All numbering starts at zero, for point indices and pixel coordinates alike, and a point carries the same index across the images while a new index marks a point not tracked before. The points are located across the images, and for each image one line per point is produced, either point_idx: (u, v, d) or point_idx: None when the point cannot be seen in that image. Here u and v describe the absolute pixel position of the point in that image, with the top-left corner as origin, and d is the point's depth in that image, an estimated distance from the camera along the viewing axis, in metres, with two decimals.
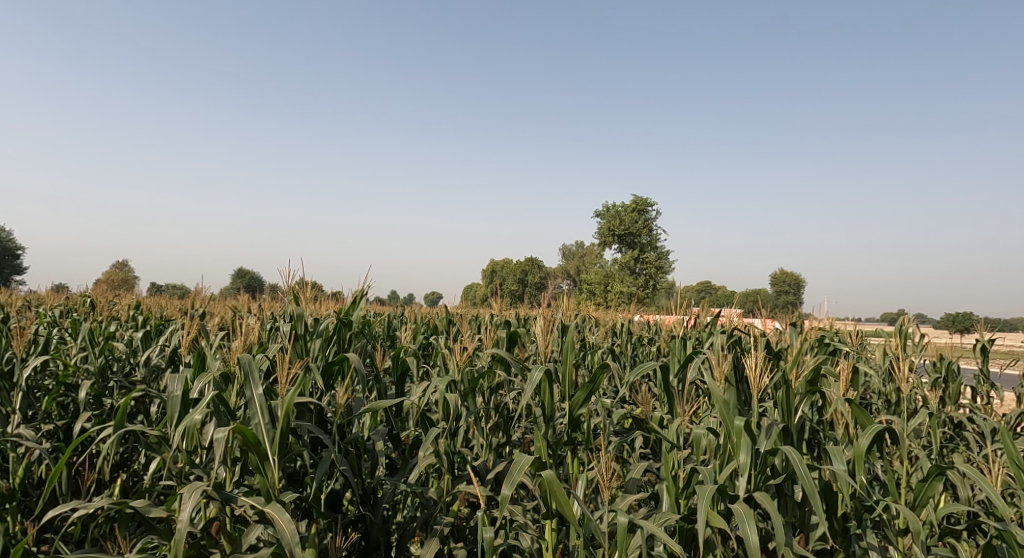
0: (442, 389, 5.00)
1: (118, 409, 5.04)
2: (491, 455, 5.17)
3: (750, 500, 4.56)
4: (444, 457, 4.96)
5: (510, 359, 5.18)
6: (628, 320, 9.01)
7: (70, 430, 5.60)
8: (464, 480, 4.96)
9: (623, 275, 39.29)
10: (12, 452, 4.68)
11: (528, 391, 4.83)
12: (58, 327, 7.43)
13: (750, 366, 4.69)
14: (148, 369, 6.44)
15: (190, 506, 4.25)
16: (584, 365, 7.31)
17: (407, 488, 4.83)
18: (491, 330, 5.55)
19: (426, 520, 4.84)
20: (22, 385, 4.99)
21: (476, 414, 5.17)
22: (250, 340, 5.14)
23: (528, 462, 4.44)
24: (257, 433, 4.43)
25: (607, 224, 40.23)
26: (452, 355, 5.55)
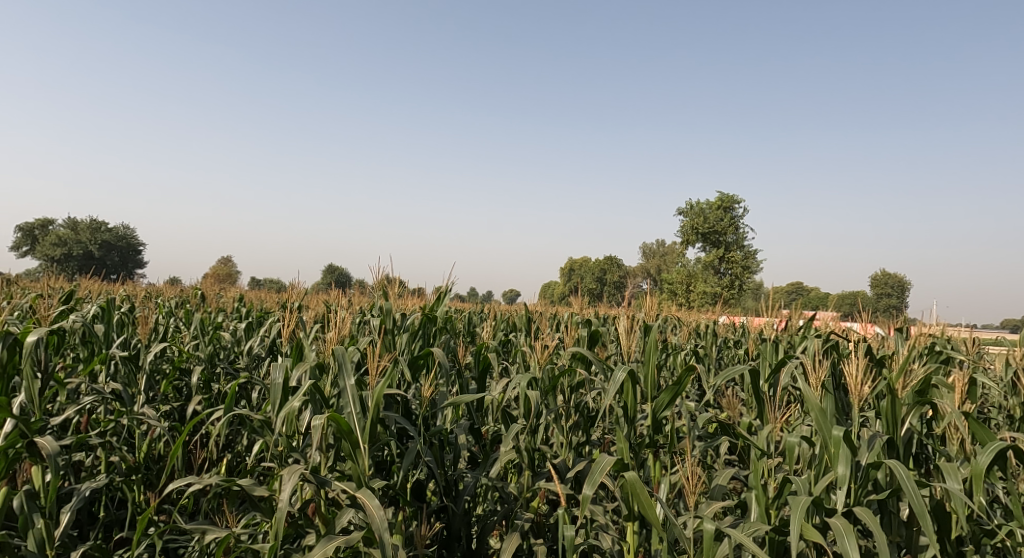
0: (523, 386, 5.10)
1: (229, 394, 5.43)
2: (571, 453, 5.23)
3: (851, 515, 4.48)
4: (524, 453, 5.05)
5: (592, 358, 5.19)
6: (713, 321, 8.90)
7: (185, 412, 6.09)
8: (544, 477, 5.04)
9: (707, 274, 38.50)
10: (137, 429, 5.14)
11: (610, 391, 4.88)
12: (174, 317, 8.07)
13: (850, 373, 4.58)
14: (251, 358, 6.90)
15: (290, 488, 4.52)
16: (667, 366, 7.28)
17: (488, 483, 4.93)
18: (573, 330, 5.59)
19: (506, 514, 4.95)
20: (146, 368, 5.48)
21: (556, 413, 5.25)
22: (342, 333, 5.39)
23: (610, 463, 4.48)
24: (350, 422, 4.64)
25: (691, 223, 39.54)
26: (534, 353, 5.63)
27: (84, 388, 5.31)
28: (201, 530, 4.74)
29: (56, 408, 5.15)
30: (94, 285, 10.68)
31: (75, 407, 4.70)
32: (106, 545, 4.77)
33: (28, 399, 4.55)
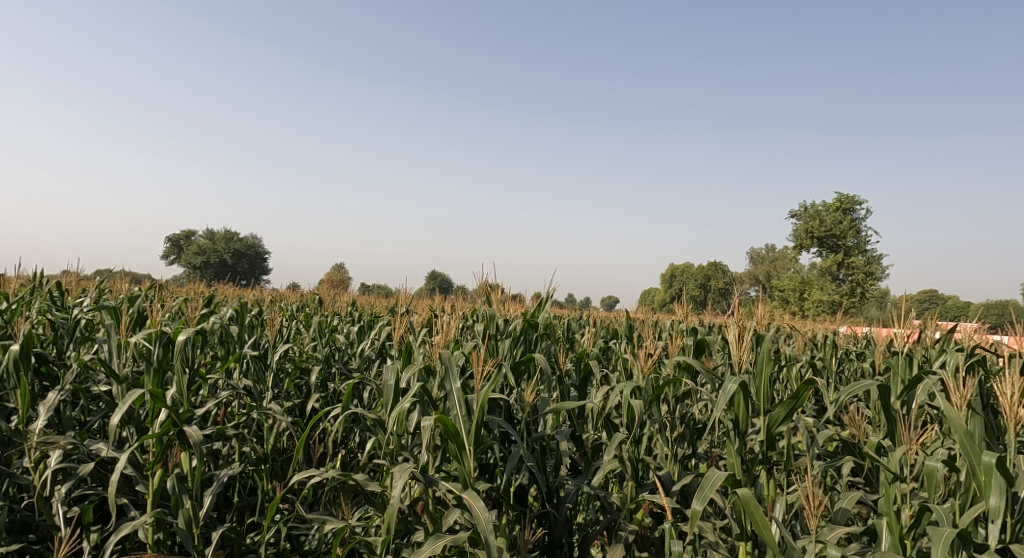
0: (627, 395, 5.03)
1: (346, 392, 5.81)
2: (676, 466, 5.17)
3: (1004, 551, 4.24)
4: (627, 463, 4.99)
5: (699, 368, 5.07)
6: (831, 331, 8.55)
7: (305, 408, 6.61)
8: (649, 489, 4.97)
9: (825, 281, 36.84)
10: (265, 423, 5.61)
11: (720, 403, 4.77)
12: (296, 319, 8.68)
13: (1003, 394, 4.32)
14: (363, 359, 7.29)
15: (400, 485, 4.75)
16: (781, 379, 7.07)
17: (590, 491, 4.90)
18: (678, 339, 5.53)
19: (609, 525, 4.91)
20: (273, 366, 6.01)
21: (660, 423, 5.17)
22: (447, 337, 5.57)
23: (720, 478, 4.45)
24: (456, 424, 4.78)
25: (806, 226, 38.06)
26: (638, 362, 5.57)
27: (221, 384, 5.83)
28: (321, 520, 5.07)
29: (197, 401, 5.68)
30: (227, 290, 11.58)
31: (214, 401, 5.18)
32: (239, 528, 5.23)
33: (176, 391, 5.07)
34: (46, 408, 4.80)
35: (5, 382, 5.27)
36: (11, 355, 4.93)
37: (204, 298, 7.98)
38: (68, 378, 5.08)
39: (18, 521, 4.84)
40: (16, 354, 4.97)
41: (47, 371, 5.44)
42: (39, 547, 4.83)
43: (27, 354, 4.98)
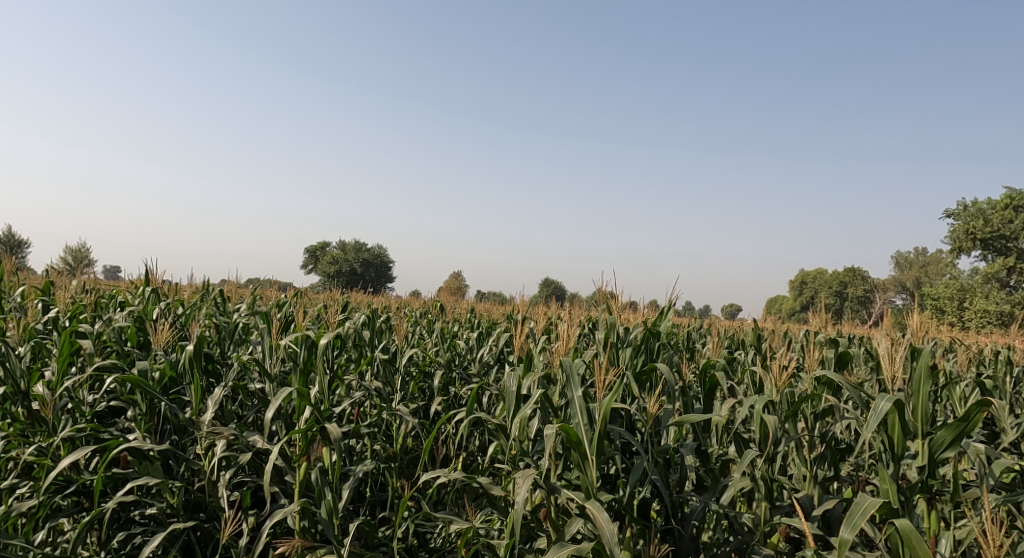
0: (759, 408, 4.73)
1: (470, 397, 6.13)
2: (816, 488, 4.83)
3: None
4: (761, 482, 4.71)
5: (842, 383, 4.74)
6: (997, 347, 7.85)
7: (428, 409, 7.07)
8: (786, 511, 4.70)
9: (986, 288, 34.12)
10: (393, 424, 6.10)
11: (871, 423, 4.44)
12: (419, 326, 9.12)
13: None
14: (481, 365, 7.56)
15: (523, 491, 4.84)
16: (941, 398, 6.56)
17: (719, 509, 4.68)
18: (815, 351, 5.19)
19: (741, 546, 4.66)
20: (400, 369, 6.56)
21: (798, 441, 4.87)
22: (568, 346, 5.58)
23: (872, 505, 4.16)
24: (578, 432, 4.79)
25: (967, 227, 35.72)
26: (772, 376, 5.28)
27: (356, 384, 6.31)
28: (447, 519, 5.25)
29: (334, 400, 6.16)
30: (362, 297, 12.25)
31: (349, 401, 5.74)
32: (373, 521, 5.59)
33: (318, 390, 5.65)
34: (214, 403, 5.34)
35: (181, 378, 5.97)
36: (187, 353, 5.63)
37: (340, 305, 8.56)
38: (231, 376, 5.67)
39: (191, 501, 5.43)
40: (190, 352, 5.62)
41: (212, 369, 6.06)
42: (209, 526, 5.30)
43: (199, 352, 5.65)
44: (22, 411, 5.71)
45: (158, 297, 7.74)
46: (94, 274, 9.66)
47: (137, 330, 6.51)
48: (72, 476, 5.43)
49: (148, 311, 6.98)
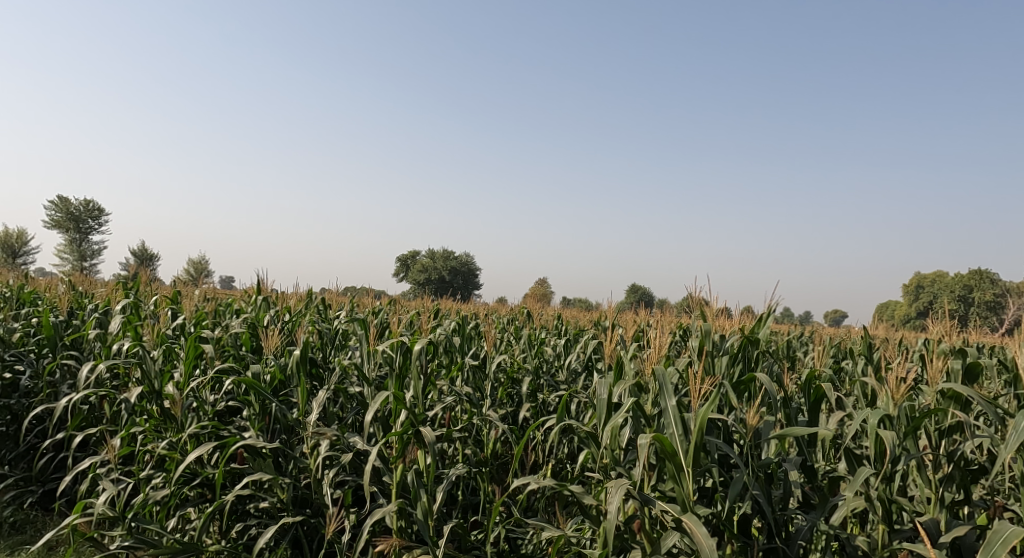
0: (873, 423, 4.42)
1: (560, 405, 6.11)
2: (942, 512, 4.49)
3: None
4: (878, 503, 4.42)
5: (971, 398, 4.38)
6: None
7: (516, 415, 7.10)
8: (908, 535, 4.39)
9: None
10: (483, 428, 6.07)
11: (1012, 443, 4.09)
12: (506, 332, 9.20)
13: None
14: (569, 373, 7.53)
15: (616, 501, 4.75)
16: None
17: (828, 530, 4.42)
18: (938, 362, 4.81)
19: None
20: (490, 374, 6.64)
21: (920, 459, 4.54)
22: (660, 354, 5.41)
23: (1015, 534, 3.84)
24: (673, 443, 4.66)
25: None
26: (887, 387, 4.93)
27: (448, 389, 6.39)
28: (539, 527, 5.22)
29: (427, 404, 6.31)
30: (453, 304, 12.44)
31: (441, 406, 5.89)
32: (465, 524, 5.71)
33: (414, 394, 5.81)
34: (318, 405, 5.62)
35: (288, 381, 6.27)
36: (295, 357, 5.92)
37: (432, 312, 8.74)
38: (332, 379, 5.89)
39: (298, 497, 5.66)
40: (296, 357, 5.93)
41: (314, 373, 6.35)
42: (315, 521, 5.56)
43: (305, 357, 5.93)
44: (155, 409, 6.20)
45: (268, 304, 8.13)
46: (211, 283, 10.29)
47: (251, 335, 6.89)
48: (196, 469, 5.89)
49: (259, 318, 7.36)
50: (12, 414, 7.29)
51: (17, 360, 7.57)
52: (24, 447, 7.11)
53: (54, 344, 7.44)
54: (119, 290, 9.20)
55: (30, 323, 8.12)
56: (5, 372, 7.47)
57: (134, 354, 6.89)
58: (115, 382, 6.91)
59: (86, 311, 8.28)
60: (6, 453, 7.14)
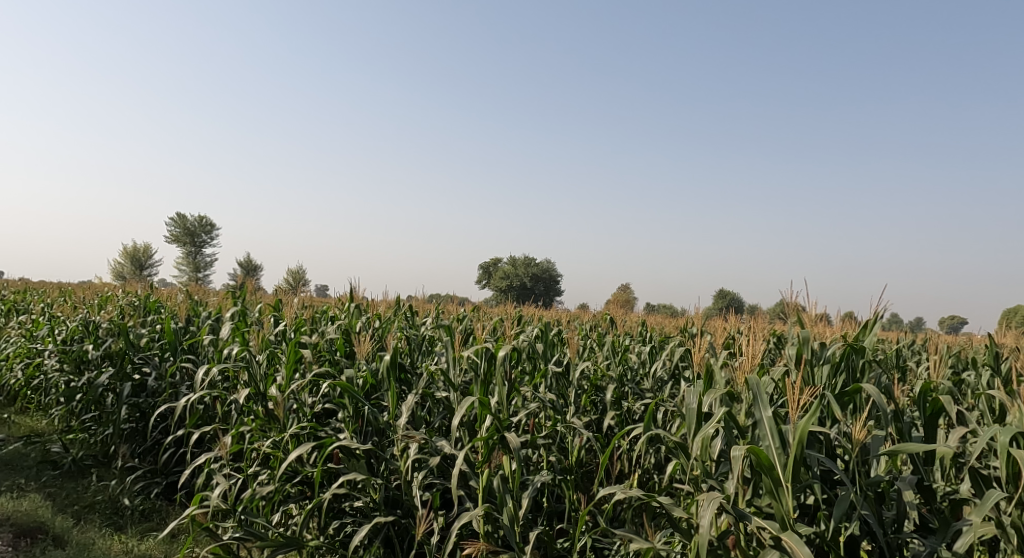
0: (1003, 442, 4.05)
1: (647, 414, 5.97)
2: None
3: None
4: (1010, 531, 4.04)
5: None
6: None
7: (601, 423, 6.98)
8: None
9: None
10: (569, 437, 6.04)
11: None
12: (589, 339, 9.08)
13: None
14: (655, 381, 7.35)
15: (709, 515, 4.57)
16: None
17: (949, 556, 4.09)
18: None
19: None
20: (574, 381, 6.56)
21: None
22: (754, 363, 5.17)
23: None
24: (770, 456, 4.43)
25: None
26: (1015, 401, 4.51)
27: (531, 396, 6.41)
28: (627, 538, 5.09)
29: (511, 410, 6.33)
30: (537, 311, 12.38)
31: (526, 412, 5.91)
32: (551, 532, 5.66)
33: (499, 400, 5.81)
34: (407, 409, 5.68)
35: (380, 385, 6.41)
36: (385, 362, 6.07)
37: (515, 318, 8.73)
38: (420, 384, 5.97)
39: (390, 497, 5.73)
40: (387, 362, 6.07)
41: (403, 378, 6.42)
42: (406, 522, 5.61)
43: (395, 362, 6.05)
44: (261, 409, 6.47)
45: (360, 311, 8.33)
46: (308, 290, 10.67)
47: (344, 340, 7.07)
48: (297, 468, 6.09)
49: (352, 324, 7.54)
50: (140, 412, 7.85)
51: (143, 363, 8.15)
52: (151, 441, 7.66)
53: (174, 348, 7.92)
54: (229, 298, 9.66)
55: (155, 329, 8.69)
56: (134, 374, 8.05)
57: (242, 358, 7.21)
58: (226, 384, 7.24)
59: (201, 317, 8.73)
60: (136, 447, 7.78)
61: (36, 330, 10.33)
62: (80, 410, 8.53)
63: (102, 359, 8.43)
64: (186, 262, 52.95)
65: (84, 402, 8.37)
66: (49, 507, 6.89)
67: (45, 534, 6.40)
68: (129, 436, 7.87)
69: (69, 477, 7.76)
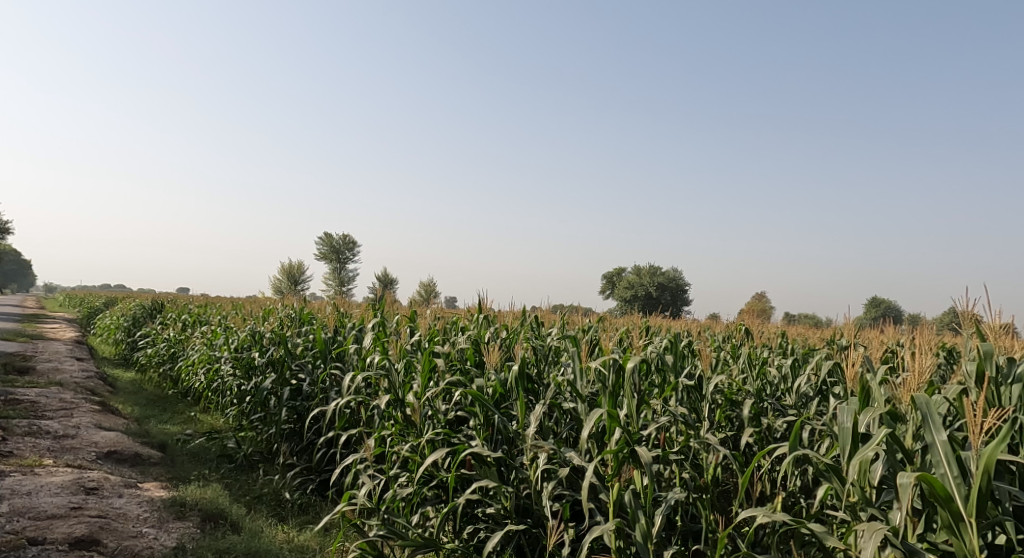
0: None
1: (794, 432, 5.52)
2: None
3: None
4: None
5: None
6: None
7: (738, 441, 6.55)
8: None
9: None
10: (705, 453, 5.71)
11: None
12: (723, 351, 8.61)
13: None
14: (798, 397, 6.80)
15: (872, 548, 4.10)
16: None
17: None
18: None
19: None
20: (708, 396, 6.20)
21: None
22: (922, 380, 4.61)
23: None
24: (947, 485, 3.91)
25: None
26: None
27: (662, 409, 6.14)
28: None
29: (641, 424, 6.08)
30: (666, 322, 11.96)
31: (657, 425, 5.64)
32: (687, 552, 5.35)
33: (629, 414, 5.57)
34: (535, 418, 5.56)
35: (508, 394, 6.33)
36: (513, 372, 6.00)
37: (644, 329, 8.44)
38: (547, 394, 5.84)
39: (521, 506, 5.65)
40: (516, 372, 6.00)
41: (531, 388, 6.32)
42: (537, 532, 5.47)
43: (523, 373, 5.97)
44: (401, 415, 6.68)
45: (489, 322, 8.33)
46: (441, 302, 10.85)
47: (474, 350, 7.07)
48: (433, 472, 6.13)
49: (482, 334, 7.55)
50: (299, 414, 8.27)
51: (300, 369, 8.62)
52: (307, 441, 8.02)
53: (324, 356, 8.33)
54: (370, 309, 10.01)
55: (309, 338, 9.17)
56: (292, 379, 8.52)
57: (383, 367, 7.41)
58: (370, 390, 7.46)
59: (347, 327, 9.07)
60: (295, 446, 8.17)
61: (216, 339, 11.35)
62: (250, 410, 9.19)
63: (268, 365, 9.06)
64: (331, 276, 56.36)
65: (253, 404, 9.00)
66: (227, 495, 7.31)
67: (224, 520, 6.67)
68: (288, 435, 8.27)
69: (241, 471, 8.33)
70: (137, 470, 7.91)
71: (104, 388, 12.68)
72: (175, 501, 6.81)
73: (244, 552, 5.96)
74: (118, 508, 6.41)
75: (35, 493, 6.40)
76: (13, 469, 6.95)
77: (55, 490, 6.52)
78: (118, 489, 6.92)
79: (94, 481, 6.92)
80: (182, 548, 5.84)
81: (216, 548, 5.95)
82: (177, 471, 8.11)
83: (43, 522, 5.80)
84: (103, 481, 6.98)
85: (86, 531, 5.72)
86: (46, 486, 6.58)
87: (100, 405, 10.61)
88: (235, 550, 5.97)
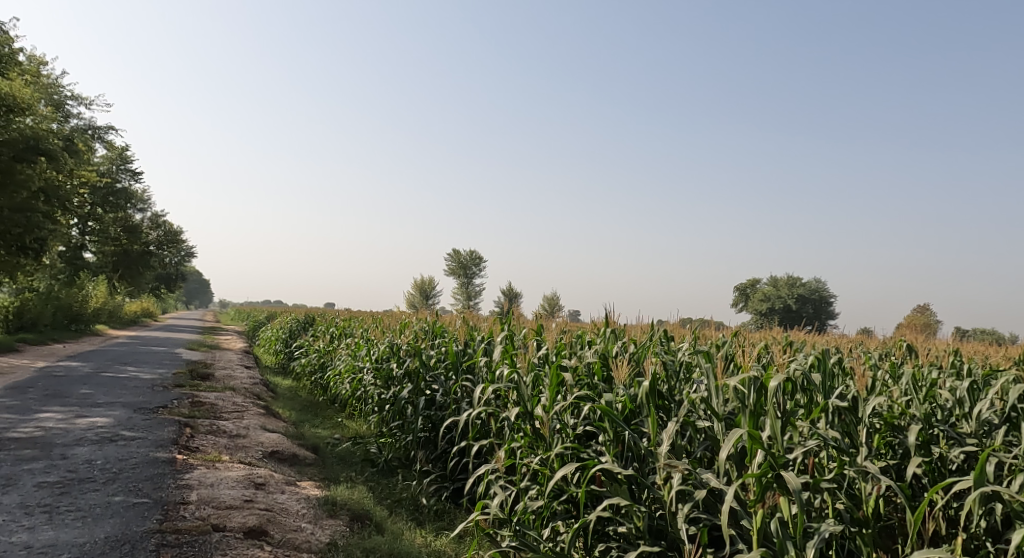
0: None
1: (977, 466, 4.78)
2: None
3: None
4: None
5: None
6: None
7: (903, 470, 5.83)
8: None
9: None
10: (864, 483, 5.10)
11: None
12: (881, 369, 7.78)
13: None
14: (978, 423, 5.95)
15: None
16: None
17: None
18: None
19: None
20: (865, 419, 5.54)
21: None
22: None
23: None
24: None
25: None
26: None
27: (810, 431, 5.57)
28: None
29: (788, 446, 5.54)
30: (812, 338, 11.05)
31: (804, 449, 5.11)
32: None
33: (772, 436, 5.07)
34: (669, 435, 5.19)
35: (639, 410, 5.98)
36: (643, 388, 5.65)
37: (788, 344, 7.79)
38: (681, 411, 5.44)
39: (654, 527, 5.30)
40: (646, 388, 5.67)
41: (662, 405, 5.95)
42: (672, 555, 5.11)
43: (654, 388, 5.62)
44: (530, 428, 6.51)
45: (616, 336, 8.00)
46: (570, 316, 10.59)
47: (603, 365, 6.75)
48: (564, 486, 5.87)
49: (612, 348, 7.22)
50: (433, 423, 8.30)
51: (434, 380, 8.68)
52: (442, 449, 8.02)
53: (455, 368, 8.34)
54: (498, 323, 9.96)
55: (441, 350, 9.22)
56: (427, 389, 8.58)
57: (513, 380, 7.28)
58: (500, 402, 7.35)
59: (477, 340, 9.02)
60: (430, 453, 8.19)
61: (359, 349, 11.72)
62: (389, 419, 9.36)
63: (404, 376, 9.18)
64: (462, 290, 57.83)
65: (392, 413, 9.15)
66: (371, 498, 7.42)
67: (370, 521, 6.75)
68: (424, 442, 8.31)
69: (382, 475, 8.48)
70: (295, 469, 8.24)
71: (265, 392, 13.47)
72: (327, 499, 6.98)
73: (389, 552, 5.93)
74: (281, 503, 6.63)
75: (216, 485, 6.72)
76: (199, 462, 7.38)
77: (232, 483, 6.82)
78: (281, 486, 7.17)
79: (262, 477, 7.21)
80: (334, 544, 5.92)
81: (365, 546, 5.96)
82: (329, 472, 8.38)
83: (223, 511, 6.07)
84: (270, 478, 7.25)
85: (257, 522, 5.93)
86: (225, 479, 6.91)
87: (264, 408, 11.21)
88: (380, 550, 5.94)
